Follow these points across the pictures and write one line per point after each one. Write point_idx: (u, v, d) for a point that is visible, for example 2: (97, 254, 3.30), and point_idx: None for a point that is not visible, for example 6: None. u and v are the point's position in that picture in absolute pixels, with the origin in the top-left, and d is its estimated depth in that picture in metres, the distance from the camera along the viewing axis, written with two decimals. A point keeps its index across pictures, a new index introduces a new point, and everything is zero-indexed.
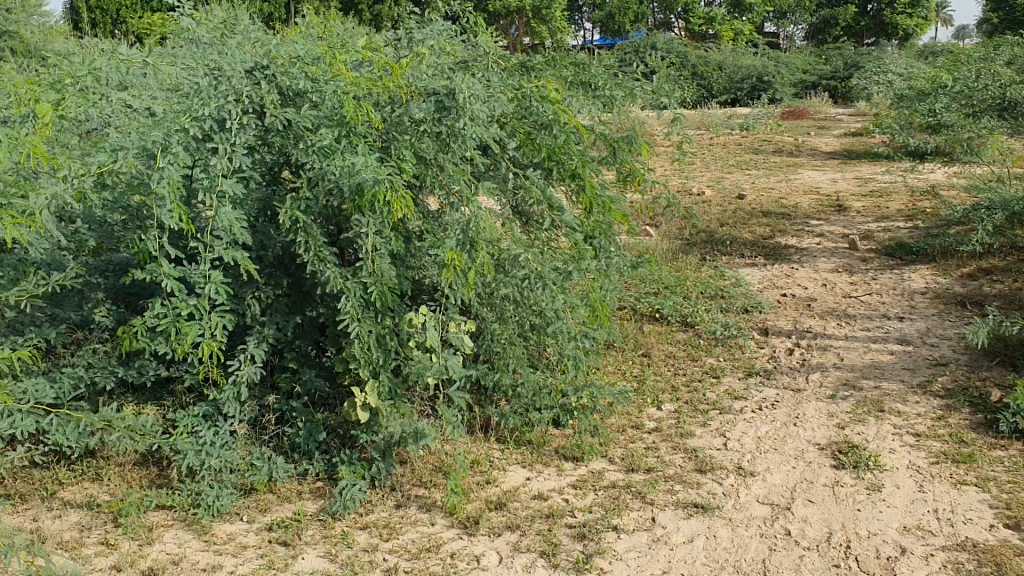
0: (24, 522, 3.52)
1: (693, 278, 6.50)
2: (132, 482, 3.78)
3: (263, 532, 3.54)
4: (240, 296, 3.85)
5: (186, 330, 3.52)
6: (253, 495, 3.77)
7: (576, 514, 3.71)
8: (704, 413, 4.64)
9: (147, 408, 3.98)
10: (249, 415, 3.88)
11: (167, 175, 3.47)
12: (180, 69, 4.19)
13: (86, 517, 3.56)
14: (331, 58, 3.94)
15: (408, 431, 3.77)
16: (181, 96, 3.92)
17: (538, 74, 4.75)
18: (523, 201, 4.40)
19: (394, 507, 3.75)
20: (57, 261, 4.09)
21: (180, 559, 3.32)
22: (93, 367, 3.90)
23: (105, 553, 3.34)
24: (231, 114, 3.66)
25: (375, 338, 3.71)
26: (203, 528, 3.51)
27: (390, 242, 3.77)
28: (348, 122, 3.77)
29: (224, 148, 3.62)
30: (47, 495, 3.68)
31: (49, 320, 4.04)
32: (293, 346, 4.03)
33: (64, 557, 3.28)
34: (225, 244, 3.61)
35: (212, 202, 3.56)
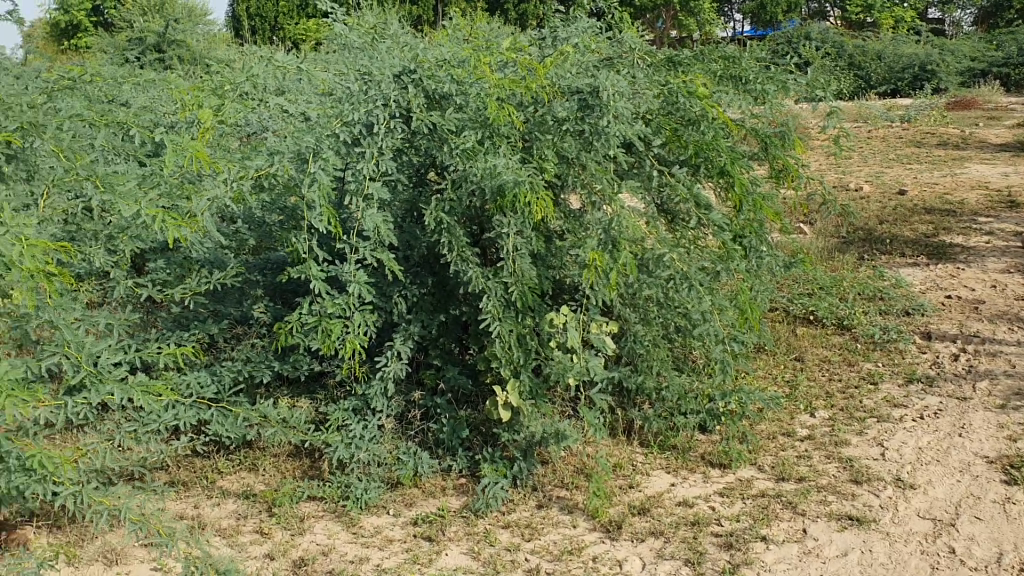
0: (186, 508, 3.68)
1: (849, 278, 6.21)
2: (286, 473, 3.90)
3: (408, 527, 3.59)
4: (388, 294, 3.93)
5: (333, 329, 3.63)
6: (399, 489, 3.83)
7: (722, 523, 3.60)
8: (860, 422, 4.42)
9: (301, 401, 4.09)
10: (396, 410, 3.96)
11: (317, 180, 3.58)
12: (333, 75, 4.32)
13: (243, 505, 3.70)
14: (476, 60, 3.93)
15: (550, 432, 3.79)
16: (334, 100, 4.04)
17: (686, 70, 4.61)
18: (668, 199, 4.30)
19: (536, 508, 3.74)
20: (219, 259, 4.22)
21: (330, 550, 3.41)
22: (252, 361, 4.02)
23: (260, 541, 3.46)
24: (378, 118, 3.72)
25: (516, 338, 3.73)
26: (352, 521, 3.59)
27: (532, 242, 3.78)
28: (491, 124, 3.77)
29: (371, 153, 3.68)
30: (208, 484, 3.84)
31: (212, 316, 4.20)
32: (437, 343, 4.08)
33: (223, 545, 3.42)
34: (372, 245, 3.72)
35: (359, 206, 3.65)
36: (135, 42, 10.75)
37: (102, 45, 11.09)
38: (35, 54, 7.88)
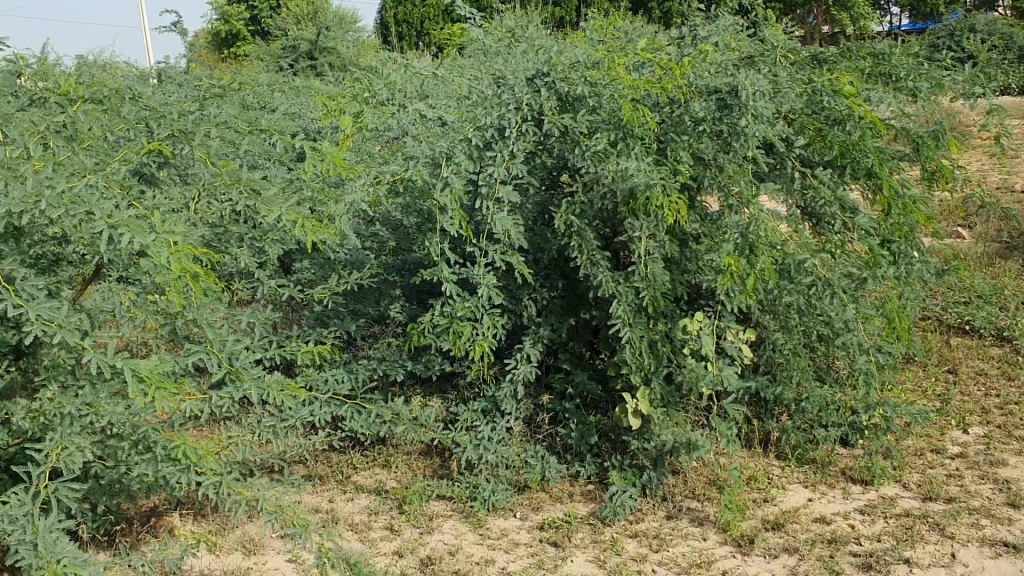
0: (321, 501, 3.78)
1: (1012, 286, 5.82)
2: (416, 472, 3.95)
3: (534, 531, 3.58)
4: (518, 297, 3.96)
5: (463, 331, 3.69)
6: (527, 492, 3.83)
7: (862, 542, 3.43)
8: (1019, 441, 4.13)
9: (433, 400, 4.12)
10: (525, 413, 3.96)
11: (449, 185, 3.66)
12: (470, 79, 4.37)
13: (375, 501, 3.77)
14: (610, 62, 3.92)
15: (681, 442, 3.69)
16: (471, 104, 4.09)
17: (832, 67, 4.39)
18: (812, 201, 4.14)
19: (665, 518, 3.67)
20: (359, 260, 4.34)
21: (456, 551, 3.43)
22: (386, 360, 4.08)
23: (389, 538, 3.52)
24: (510, 122, 3.72)
25: (647, 344, 3.68)
26: (479, 522, 3.62)
27: (665, 246, 3.70)
28: (626, 125, 3.74)
29: (502, 156, 3.69)
30: (342, 478, 3.93)
31: (351, 315, 4.28)
32: (567, 347, 4.06)
33: (354, 539, 3.49)
34: (502, 248, 3.77)
35: (490, 210, 3.70)
36: (289, 49, 11.18)
37: (258, 53, 11.59)
38: (194, 63, 8.28)
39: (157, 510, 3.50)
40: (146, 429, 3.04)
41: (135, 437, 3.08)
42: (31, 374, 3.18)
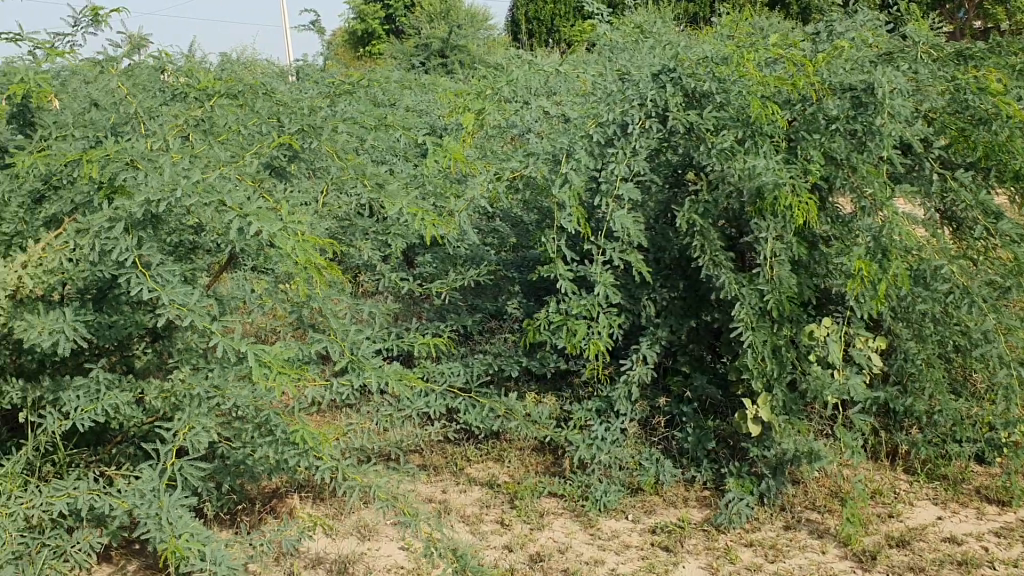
0: (435, 492, 3.82)
1: None
2: (529, 468, 3.95)
3: (646, 534, 3.53)
4: (636, 297, 3.91)
5: (578, 329, 3.68)
6: (640, 494, 3.78)
7: (996, 567, 3.24)
8: None
9: (547, 397, 4.11)
10: (641, 414, 3.91)
11: (569, 181, 3.65)
12: (595, 75, 4.34)
13: (487, 495, 3.78)
14: (739, 57, 3.76)
15: (803, 451, 3.56)
16: (595, 101, 4.06)
17: (978, 64, 4.07)
18: (952, 205, 3.93)
19: (783, 528, 3.55)
20: (479, 256, 4.38)
21: (566, 549, 3.41)
22: (502, 354, 4.11)
23: (500, 531, 3.53)
24: (634, 119, 3.70)
25: (770, 349, 3.57)
26: (590, 521, 3.58)
27: (792, 248, 3.58)
28: (754, 123, 3.63)
29: (624, 153, 3.66)
30: (456, 470, 3.96)
31: (470, 310, 4.33)
32: (687, 350, 3.99)
33: (465, 531, 3.52)
34: (620, 246, 3.73)
35: (610, 207, 3.67)
36: (422, 48, 11.35)
37: (391, 51, 11.84)
38: (330, 60, 8.53)
39: (278, 492, 3.61)
40: (268, 413, 3.14)
41: (258, 420, 3.18)
42: (166, 356, 3.35)
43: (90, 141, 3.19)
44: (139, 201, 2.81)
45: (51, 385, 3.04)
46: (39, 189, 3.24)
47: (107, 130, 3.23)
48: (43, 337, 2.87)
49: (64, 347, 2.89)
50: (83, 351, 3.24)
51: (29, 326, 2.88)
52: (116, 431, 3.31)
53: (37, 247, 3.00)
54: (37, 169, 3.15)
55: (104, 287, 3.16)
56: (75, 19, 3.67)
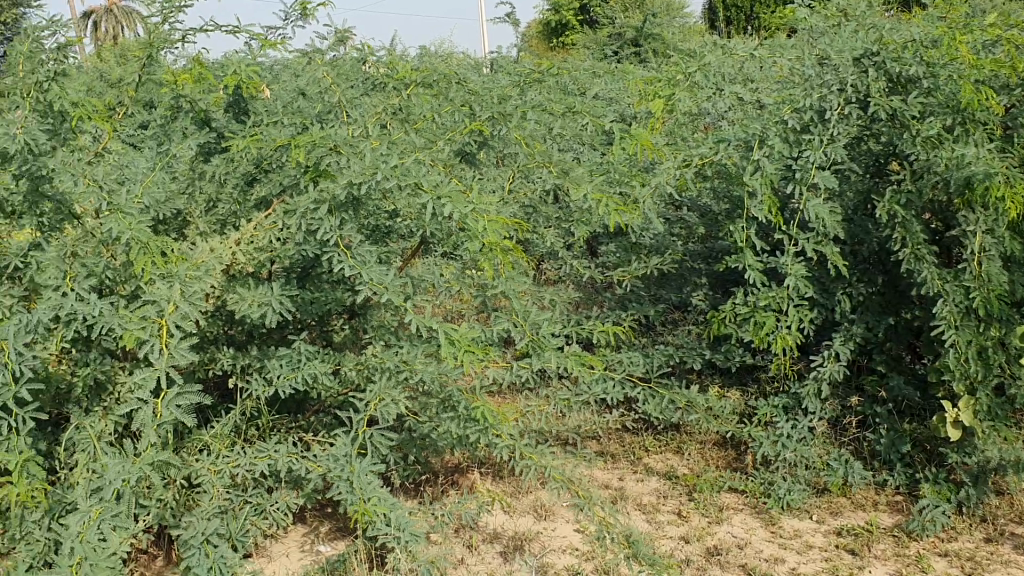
0: (612, 479, 3.81)
1: None
2: (710, 462, 3.87)
3: (831, 536, 3.38)
4: (831, 292, 3.76)
5: (766, 322, 3.59)
6: (826, 495, 3.62)
7: None
8: None
9: (731, 391, 4.02)
10: (830, 413, 3.75)
11: (760, 169, 3.56)
12: (793, 61, 4.18)
13: (665, 485, 3.73)
14: (950, 37, 3.48)
15: (1010, 459, 3.40)
16: (791, 86, 3.90)
17: None
18: None
19: (983, 540, 3.31)
20: (662, 245, 4.32)
21: (745, 544, 3.32)
22: (686, 347, 4.05)
23: (677, 522, 3.48)
24: (832, 104, 3.55)
25: (975, 350, 3.35)
26: (771, 519, 3.48)
27: (1005, 242, 3.39)
28: (965, 109, 3.43)
29: (821, 140, 3.53)
30: (635, 459, 3.93)
31: (654, 299, 4.29)
32: (883, 348, 3.80)
33: (641, 519, 3.49)
34: (814, 237, 3.60)
35: (804, 195, 3.55)
36: (615, 38, 11.36)
37: (586, 41, 11.92)
38: (525, 51, 8.70)
39: (460, 467, 3.70)
40: (452, 389, 3.25)
41: (443, 395, 3.27)
42: (360, 332, 3.54)
43: (298, 127, 3.39)
44: (343, 183, 2.96)
45: (258, 354, 3.29)
46: (251, 172, 3.49)
47: (313, 119, 3.43)
48: (253, 309, 3.11)
49: (271, 319, 3.12)
50: (287, 324, 3.47)
51: (241, 299, 3.14)
52: (314, 401, 3.53)
53: (249, 226, 3.24)
54: (250, 154, 3.39)
55: (307, 266, 3.39)
56: (285, 13, 3.90)
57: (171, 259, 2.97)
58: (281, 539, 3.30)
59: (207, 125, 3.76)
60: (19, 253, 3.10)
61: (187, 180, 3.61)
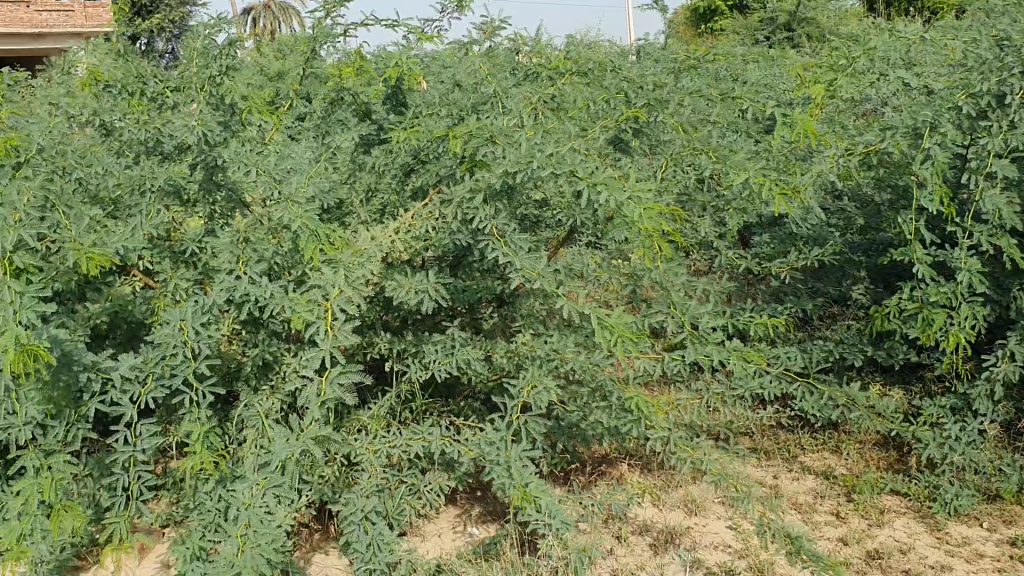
0: (766, 476, 3.70)
1: None
2: (870, 462, 3.72)
3: (1003, 545, 3.19)
4: (1006, 288, 3.55)
5: (935, 318, 3.41)
6: (998, 502, 3.42)
7: None
8: None
9: (893, 390, 3.85)
10: (1003, 416, 3.55)
11: (931, 157, 3.38)
12: (967, 42, 3.95)
13: (821, 485, 3.61)
14: None
15: None
16: (966, 69, 3.69)
17: None
18: None
19: None
20: (821, 237, 4.17)
21: (909, 550, 3.17)
22: (845, 342, 3.91)
23: (835, 524, 3.35)
24: (1013, 88, 3.33)
25: None
26: (937, 525, 3.31)
27: None
28: None
29: (1000, 126, 3.32)
30: (789, 457, 3.81)
31: (810, 293, 4.16)
32: None
33: (797, 518, 3.38)
34: (990, 229, 3.40)
35: (979, 185, 3.36)
36: (769, 23, 11.05)
37: (735, 27, 11.66)
38: (673, 39, 8.58)
39: (608, 458, 3.68)
40: (605, 379, 3.24)
41: (595, 385, 3.27)
42: (511, 320, 3.57)
43: (454, 118, 3.45)
44: (498, 173, 2.97)
45: (414, 340, 3.37)
46: (409, 163, 3.56)
47: (469, 109, 3.48)
48: (410, 296, 3.19)
49: (427, 306, 3.18)
50: (441, 311, 3.55)
51: (398, 286, 3.22)
52: (465, 387, 3.59)
53: (407, 215, 3.32)
54: (409, 144, 3.46)
55: (461, 255, 3.45)
56: (443, 5, 3.96)
57: (335, 246, 3.08)
58: (434, 521, 3.38)
59: (367, 117, 3.87)
60: (195, 238, 3.28)
61: (348, 170, 3.73)
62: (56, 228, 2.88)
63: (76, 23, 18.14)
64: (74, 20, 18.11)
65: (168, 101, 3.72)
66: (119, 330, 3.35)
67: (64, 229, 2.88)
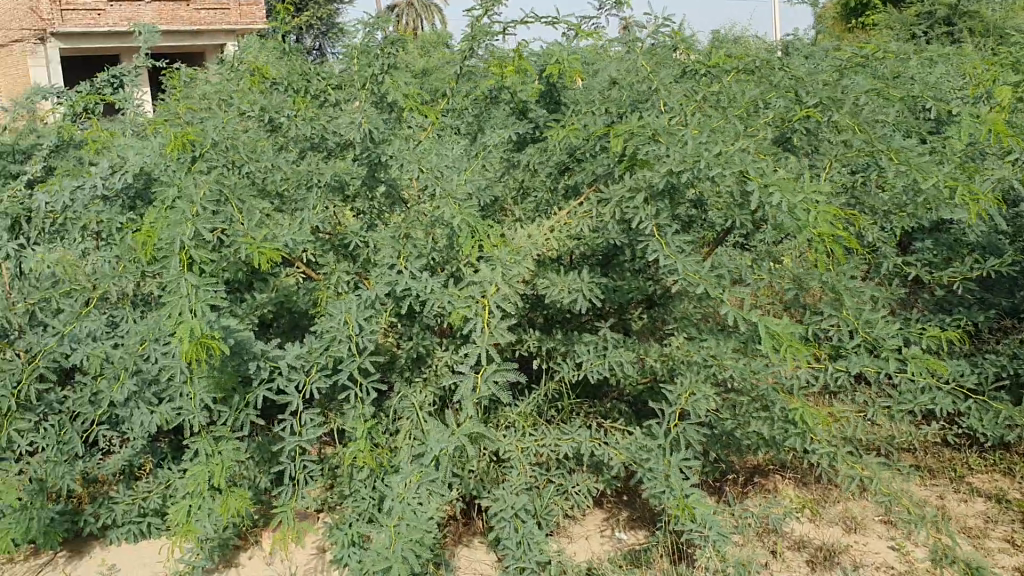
0: (930, 496, 3.52)
1: None
2: None
3: None
4: None
5: None
6: None
7: None
8: None
9: None
10: None
11: None
12: None
13: (993, 509, 3.40)
14: None
15: None
16: None
17: None
18: None
19: None
20: (995, 245, 3.93)
21: None
22: (1019, 357, 3.70)
23: (1010, 551, 3.15)
24: None
25: None
26: None
27: None
28: None
29: None
30: (955, 477, 3.62)
31: (979, 304, 3.94)
32: None
33: (967, 543, 3.20)
34: None
35: None
36: (926, 17, 10.56)
37: (889, 21, 11.21)
38: (825, 34, 8.33)
39: (761, 469, 3.58)
40: (765, 388, 3.13)
41: (754, 394, 3.17)
42: (661, 322, 3.51)
43: (613, 116, 3.40)
44: (662, 172, 2.88)
45: (564, 339, 3.35)
46: (564, 161, 3.54)
47: (628, 107, 3.42)
48: (563, 295, 3.15)
49: (581, 306, 3.13)
50: (592, 312, 3.52)
51: (552, 284, 3.20)
52: (613, 388, 3.56)
53: (563, 214, 3.29)
54: (565, 142, 3.44)
55: (614, 255, 3.41)
56: (601, 2, 3.92)
57: (494, 244, 3.09)
58: (581, 522, 3.36)
59: (523, 115, 3.88)
60: (357, 233, 3.35)
61: (502, 168, 3.74)
62: (228, 220, 2.96)
63: (231, 22, 18.92)
64: (229, 18, 18.88)
65: (331, 99, 3.82)
66: (282, 320, 3.47)
67: (236, 222, 2.96)
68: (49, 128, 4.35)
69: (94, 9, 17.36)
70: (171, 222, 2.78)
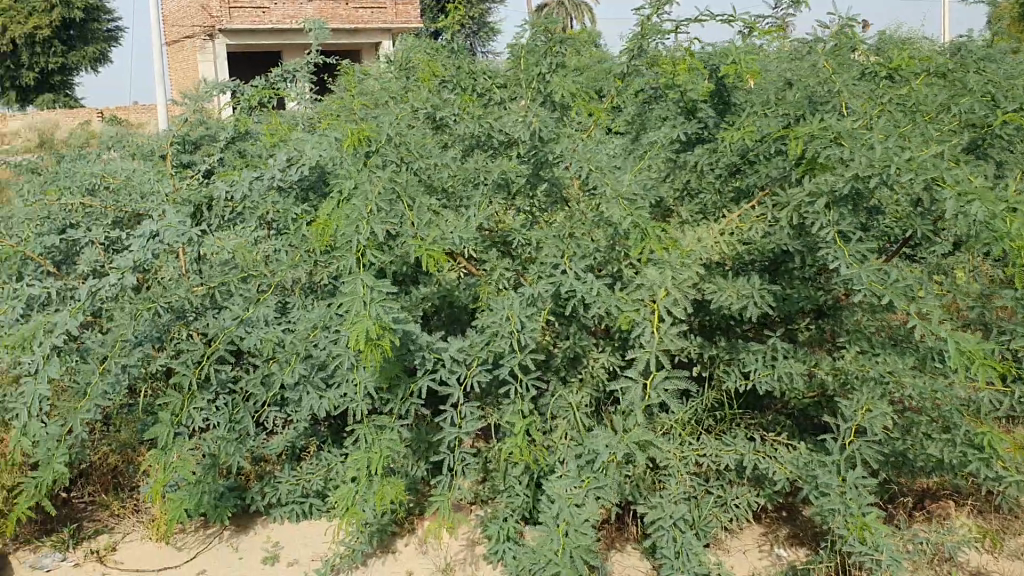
0: None
1: None
2: None
3: None
4: None
5: None
6: None
7: None
8: None
9: None
10: None
11: None
12: None
13: None
14: None
15: None
16: None
17: None
18: None
19: None
20: None
21: None
22: None
23: None
24: None
25: None
26: None
27: None
28: None
29: None
30: None
31: None
32: None
33: None
34: None
35: None
36: None
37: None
38: (1003, 32, 7.85)
39: (931, 493, 3.41)
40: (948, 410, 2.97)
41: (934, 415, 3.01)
42: (831, 334, 3.37)
43: (789, 118, 3.29)
44: (848, 176, 2.75)
45: (728, 347, 3.27)
46: (735, 163, 3.45)
47: (806, 108, 3.29)
48: (733, 301, 3.06)
49: (751, 313, 3.04)
50: (758, 320, 3.42)
51: (722, 289, 3.11)
52: (775, 399, 3.45)
53: (736, 217, 3.22)
54: (737, 143, 3.34)
55: (783, 261, 3.29)
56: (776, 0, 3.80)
57: (664, 246, 3.03)
58: (739, 535, 3.28)
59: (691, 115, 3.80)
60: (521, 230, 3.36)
61: (667, 169, 3.68)
62: (400, 213, 3.01)
63: (387, 20, 19.40)
64: (386, 16, 19.35)
65: (496, 96, 3.84)
66: (442, 314, 3.52)
67: (408, 217, 3.01)
68: (225, 120, 4.54)
69: (259, 7, 18.11)
70: (348, 218, 2.85)
